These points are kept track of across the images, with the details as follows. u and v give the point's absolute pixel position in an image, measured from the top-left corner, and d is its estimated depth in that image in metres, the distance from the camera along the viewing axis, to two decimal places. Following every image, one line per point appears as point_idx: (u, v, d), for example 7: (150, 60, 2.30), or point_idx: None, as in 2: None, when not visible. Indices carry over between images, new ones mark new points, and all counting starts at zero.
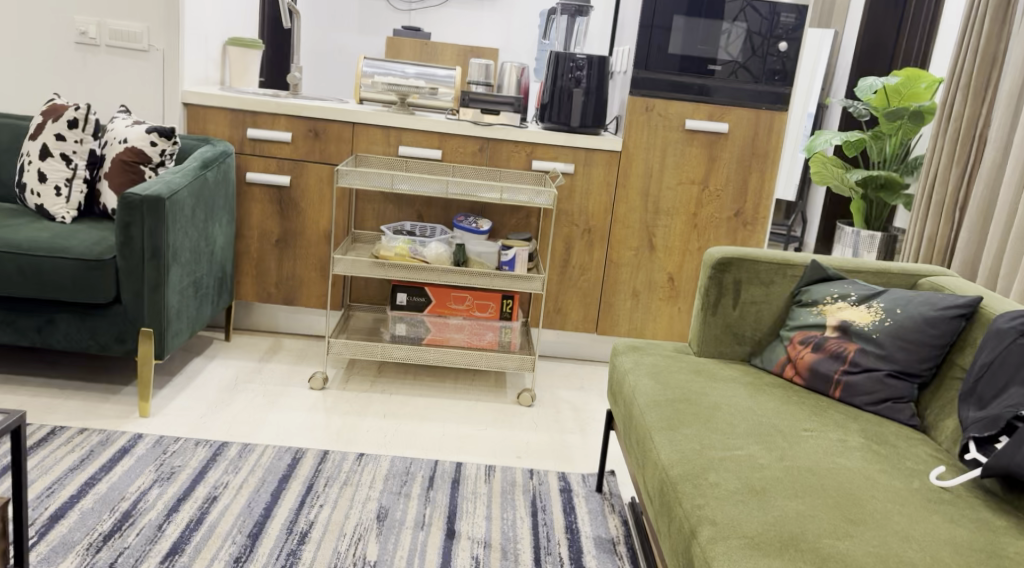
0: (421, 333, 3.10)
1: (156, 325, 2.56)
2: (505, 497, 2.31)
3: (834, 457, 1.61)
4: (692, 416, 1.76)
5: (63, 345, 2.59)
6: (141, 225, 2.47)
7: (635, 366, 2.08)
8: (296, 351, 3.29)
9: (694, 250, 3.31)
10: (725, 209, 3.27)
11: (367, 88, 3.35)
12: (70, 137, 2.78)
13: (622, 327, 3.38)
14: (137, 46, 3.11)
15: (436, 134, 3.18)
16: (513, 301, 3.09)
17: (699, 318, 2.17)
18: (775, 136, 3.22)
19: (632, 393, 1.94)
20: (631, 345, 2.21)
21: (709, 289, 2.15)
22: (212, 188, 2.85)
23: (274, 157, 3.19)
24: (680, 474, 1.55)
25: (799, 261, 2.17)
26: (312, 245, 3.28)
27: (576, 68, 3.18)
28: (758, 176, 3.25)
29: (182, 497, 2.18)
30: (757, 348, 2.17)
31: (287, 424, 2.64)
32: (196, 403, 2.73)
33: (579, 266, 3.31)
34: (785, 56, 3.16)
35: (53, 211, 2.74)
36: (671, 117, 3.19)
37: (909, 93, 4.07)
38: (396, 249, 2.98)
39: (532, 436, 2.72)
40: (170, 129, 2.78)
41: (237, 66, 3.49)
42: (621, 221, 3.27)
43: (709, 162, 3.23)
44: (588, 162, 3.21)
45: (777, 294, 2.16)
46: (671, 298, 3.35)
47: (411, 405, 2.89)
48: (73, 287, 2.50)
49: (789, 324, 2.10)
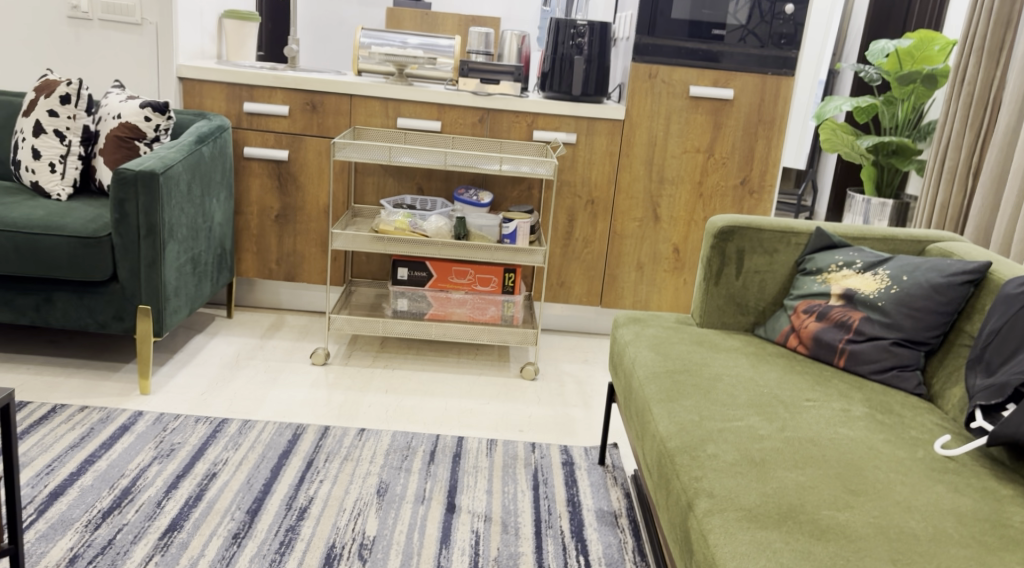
0: (423, 309, 3.08)
1: (153, 303, 2.53)
2: (507, 471, 2.29)
3: (836, 427, 1.57)
4: (691, 388, 1.73)
5: (62, 324, 2.57)
6: (135, 202, 2.45)
7: (636, 338, 2.04)
8: (299, 327, 3.27)
9: (700, 221, 3.26)
10: (730, 178, 3.22)
11: (366, 60, 3.31)
12: (63, 113, 2.74)
13: (627, 300, 3.34)
14: (131, 19, 3.07)
15: (436, 105, 3.13)
16: (515, 274, 3.05)
17: (702, 288, 2.13)
18: (782, 102, 3.15)
19: (632, 364, 1.91)
20: (632, 317, 2.17)
21: (712, 259, 2.11)
22: (208, 163, 2.82)
23: (272, 131, 3.15)
24: (678, 446, 1.52)
25: (804, 228, 2.11)
26: (312, 220, 3.25)
27: (577, 35, 3.12)
28: (764, 144, 3.19)
29: (182, 474, 2.16)
30: (761, 318, 2.12)
31: (288, 400, 2.63)
32: (195, 380, 2.71)
33: (583, 238, 3.26)
34: (793, 20, 3.08)
35: (49, 188, 2.71)
36: (675, 84, 3.12)
37: (922, 56, 4.02)
38: (395, 223, 2.95)
39: (536, 410, 2.70)
40: (164, 103, 2.75)
41: (234, 40, 3.45)
42: (625, 191, 3.22)
43: (714, 130, 3.17)
44: (591, 131, 3.16)
45: (781, 263, 2.11)
46: (675, 270, 3.30)
47: (413, 380, 2.86)
48: (70, 265, 2.48)
49: (793, 293, 2.05)
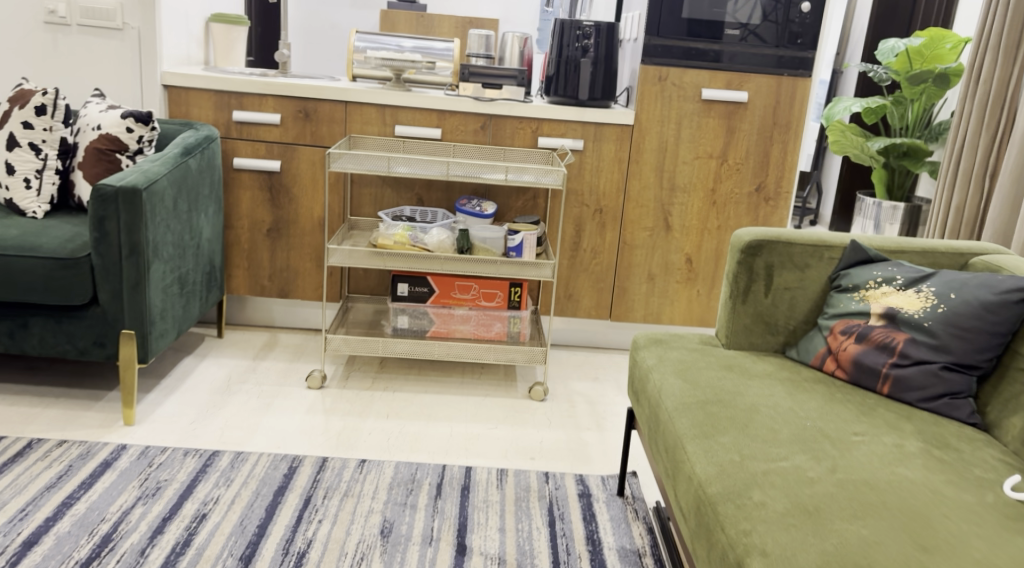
0: (425, 326, 2.92)
1: (138, 327, 2.37)
2: (520, 505, 2.13)
3: (892, 466, 1.41)
4: (727, 421, 1.57)
5: (38, 351, 2.40)
6: (116, 220, 2.28)
7: (660, 362, 1.89)
8: (293, 347, 3.11)
9: (713, 230, 3.10)
10: (745, 184, 3.06)
11: (360, 64, 3.15)
12: (39, 125, 2.58)
13: (637, 313, 3.18)
14: (111, 24, 2.91)
15: (435, 112, 2.98)
16: (521, 289, 2.90)
17: (728, 307, 1.98)
18: (798, 104, 2.99)
19: (659, 393, 1.76)
20: (653, 338, 2.02)
21: (739, 275, 1.96)
22: (195, 176, 2.66)
23: (263, 141, 3.00)
24: (720, 492, 1.36)
25: (838, 242, 1.95)
26: (306, 234, 3.09)
27: (583, 37, 2.97)
28: (780, 148, 3.03)
29: (168, 517, 2.00)
30: (792, 339, 1.97)
31: (283, 429, 2.47)
32: (184, 409, 2.55)
33: (591, 249, 3.11)
34: (808, 19, 2.92)
35: (23, 205, 2.55)
36: (686, 87, 2.97)
37: (933, 55, 3.87)
38: (395, 236, 2.80)
39: (546, 435, 2.54)
40: (147, 113, 2.59)
41: (222, 44, 3.30)
42: (634, 200, 3.06)
43: (727, 134, 3.01)
44: (599, 137, 3.00)
45: (814, 279, 1.95)
46: (689, 281, 3.15)
47: (415, 403, 2.70)
48: (46, 289, 2.32)
49: (827, 311, 1.89)
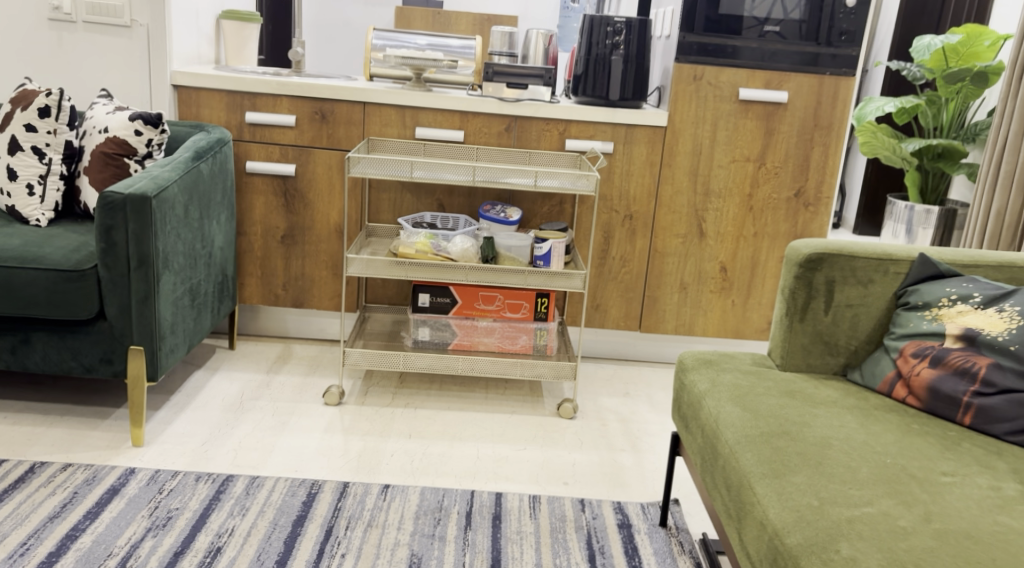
0: (447, 339, 2.77)
1: (147, 342, 2.23)
2: (556, 537, 1.99)
3: (994, 514, 1.26)
4: (798, 457, 1.42)
5: (41, 368, 2.26)
6: (124, 229, 2.15)
7: (713, 388, 1.74)
8: (308, 360, 2.97)
9: (750, 237, 2.95)
10: (783, 189, 2.90)
11: (378, 63, 3.01)
12: (42, 127, 2.43)
13: (669, 324, 3.03)
14: (119, 21, 2.77)
15: (457, 113, 2.83)
16: (549, 300, 2.75)
17: (784, 325, 1.83)
18: (841, 105, 2.84)
19: (716, 423, 1.61)
20: (702, 358, 1.87)
21: (797, 291, 1.80)
22: (208, 182, 2.52)
23: (278, 144, 2.86)
24: (801, 545, 1.22)
25: (904, 256, 1.79)
26: (322, 241, 2.96)
27: (614, 33, 2.81)
28: (821, 151, 2.88)
29: (180, 551, 1.87)
30: (854, 360, 1.81)
31: (301, 450, 2.33)
32: (197, 428, 2.42)
33: (620, 256, 2.96)
34: (855, 14, 2.76)
35: (26, 213, 2.41)
36: (722, 86, 2.82)
37: (969, 53, 3.61)
38: (417, 245, 2.64)
39: (578, 456, 2.40)
40: (156, 115, 2.45)
41: (234, 42, 3.18)
42: (666, 205, 2.91)
43: (766, 136, 2.86)
44: (629, 140, 2.85)
45: (877, 295, 1.79)
46: (723, 291, 3.00)
47: (438, 421, 2.56)
48: (49, 303, 2.18)
49: (895, 331, 1.73)
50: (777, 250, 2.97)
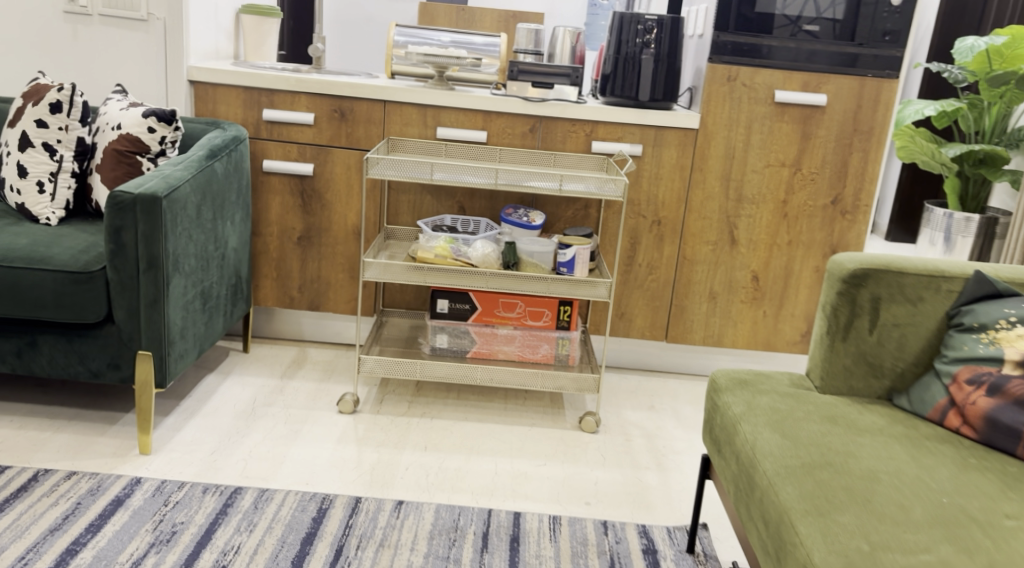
0: (465, 347, 2.68)
1: (156, 348, 2.15)
2: (577, 562, 1.89)
3: None
4: (845, 492, 1.31)
5: (47, 372, 2.19)
6: (134, 230, 2.07)
7: (749, 411, 1.63)
8: (324, 365, 2.89)
9: (783, 245, 2.83)
10: (820, 196, 2.78)
11: (400, 61, 2.92)
12: (53, 123, 2.35)
13: (696, 335, 2.92)
14: (136, 14, 2.70)
15: (480, 112, 2.73)
16: (572, 308, 2.65)
17: (825, 344, 1.71)
18: (882, 109, 2.71)
19: (752, 451, 1.50)
20: (737, 378, 1.76)
21: (840, 308, 1.69)
22: (222, 181, 2.44)
23: (295, 142, 2.78)
24: None
25: (958, 272, 1.67)
26: (338, 243, 2.87)
27: (645, 32, 2.70)
28: (860, 157, 2.75)
29: None
30: (900, 384, 1.69)
31: (313, 461, 2.24)
32: (207, 436, 2.34)
33: (647, 263, 2.85)
34: (899, 13, 2.63)
35: (36, 211, 2.33)
36: (757, 88, 2.70)
37: (1013, 55, 3.38)
38: (437, 249, 2.56)
39: (601, 474, 2.29)
40: (170, 112, 2.37)
41: (253, 37, 3.11)
42: (696, 211, 2.80)
43: (802, 141, 2.74)
44: (659, 142, 2.74)
45: (927, 314, 1.67)
46: (754, 301, 2.88)
47: (455, 433, 2.46)
48: (56, 305, 2.11)
49: (946, 354, 1.61)
50: (812, 260, 2.84)
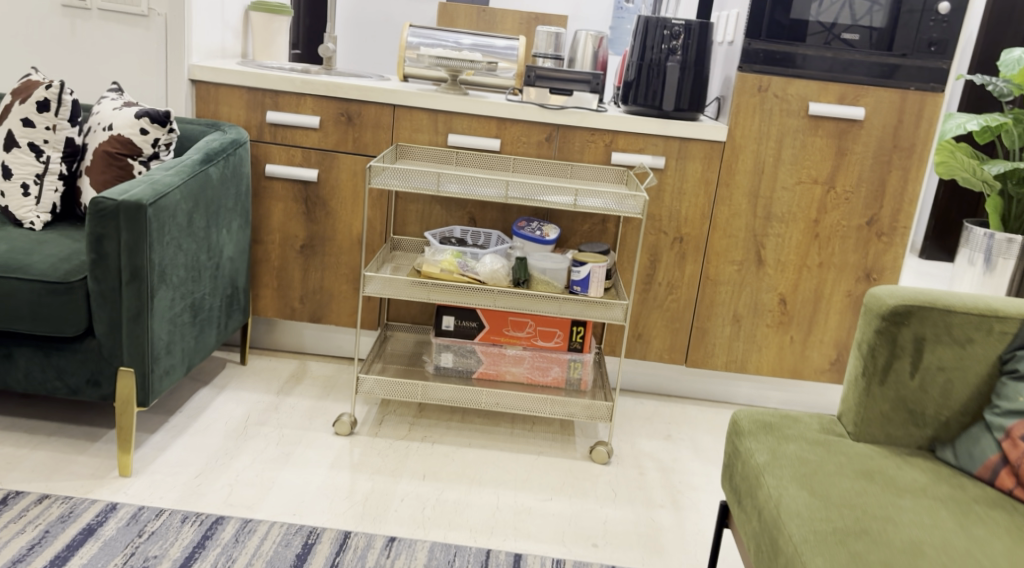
0: (471, 367, 2.52)
1: (138, 364, 2.02)
2: None
3: None
4: None
5: (24, 386, 2.07)
6: (116, 240, 1.94)
7: (773, 461, 1.47)
8: (323, 380, 2.75)
9: (814, 267, 2.65)
10: (854, 216, 2.60)
11: (413, 63, 2.76)
12: (41, 123, 2.23)
13: (718, 360, 2.75)
14: (136, 9, 2.57)
15: (494, 119, 2.58)
16: (585, 330, 2.48)
17: (860, 387, 1.54)
18: (925, 125, 2.53)
19: (776, 509, 1.34)
20: (760, 421, 1.59)
21: (878, 348, 1.52)
22: (217, 187, 2.31)
23: (299, 146, 2.64)
24: None
25: (1012, 313, 1.49)
26: (342, 253, 2.73)
27: (671, 37, 2.53)
28: (899, 175, 2.57)
29: None
30: (944, 434, 1.52)
31: (303, 489, 2.10)
32: (193, 456, 2.21)
33: (667, 282, 2.68)
34: (946, 22, 2.45)
35: (20, 215, 2.22)
36: (790, 100, 2.52)
37: None
38: (442, 264, 2.40)
39: (611, 512, 2.13)
40: (164, 113, 2.24)
41: (261, 36, 2.98)
42: (721, 229, 2.63)
43: (837, 157, 2.56)
44: (683, 155, 2.57)
45: (976, 358, 1.49)
46: (781, 325, 2.70)
47: (457, 460, 2.31)
48: (33, 317, 1.98)
49: (999, 405, 1.44)
50: (844, 283, 2.66)
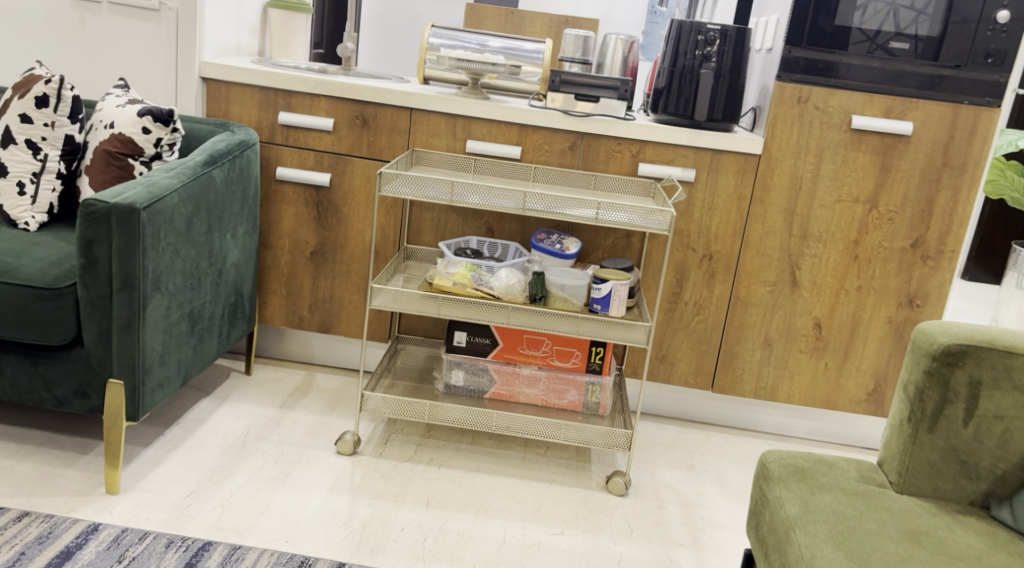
0: (483, 387, 2.39)
1: (128, 377, 1.90)
2: None
3: None
4: None
5: (11, 396, 1.97)
6: (107, 245, 1.83)
7: (805, 514, 1.32)
8: (330, 393, 2.62)
9: (853, 290, 2.48)
10: (898, 237, 2.43)
11: (433, 65, 2.64)
12: (39, 119, 2.13)
13: (747, 385, 2.59)
14: (146, 3, 2.47)
15: (515, 126, 2.45)
16: (604, 350, 2.33)
17: (906, 434, 1.40)
18: (978, 142, 2.36)
19: None
20: (791, 465, 1.44)
21: (927, 392, 1.37)
22: (222, 190, 2.20)
23: (313, 149, 2.52)
24: None
25: None
26: (353, 261, 2.61)
27: (706, 43, 2.37)
28: (948, 195, 2.39)
29: None
30: (999, 489, 1.37)
31: (298, 514, 1.98)
32: (186, 473, 2.09)
33: (695, 302, 2.53)
34: (1005, 32, 2.27)
35: (14, 214, 2.12)
36: (832, 111, 2.36)
37: None
38: (455, 276, 2.27)
39: (626, 550, 1.98)
40: (167, 112, 2.13)
41: (279, 34, 2.87)
42: (754, 247, 2.47)
43: (881, 174, 2.39)
44: (715, 168, 2.42)
45: None
46: (815, 351, 2.53)
47: (464, 486, 2.17)
48: (19, 324, 1.88)
49: None
50: (884, 309, 2.49)
